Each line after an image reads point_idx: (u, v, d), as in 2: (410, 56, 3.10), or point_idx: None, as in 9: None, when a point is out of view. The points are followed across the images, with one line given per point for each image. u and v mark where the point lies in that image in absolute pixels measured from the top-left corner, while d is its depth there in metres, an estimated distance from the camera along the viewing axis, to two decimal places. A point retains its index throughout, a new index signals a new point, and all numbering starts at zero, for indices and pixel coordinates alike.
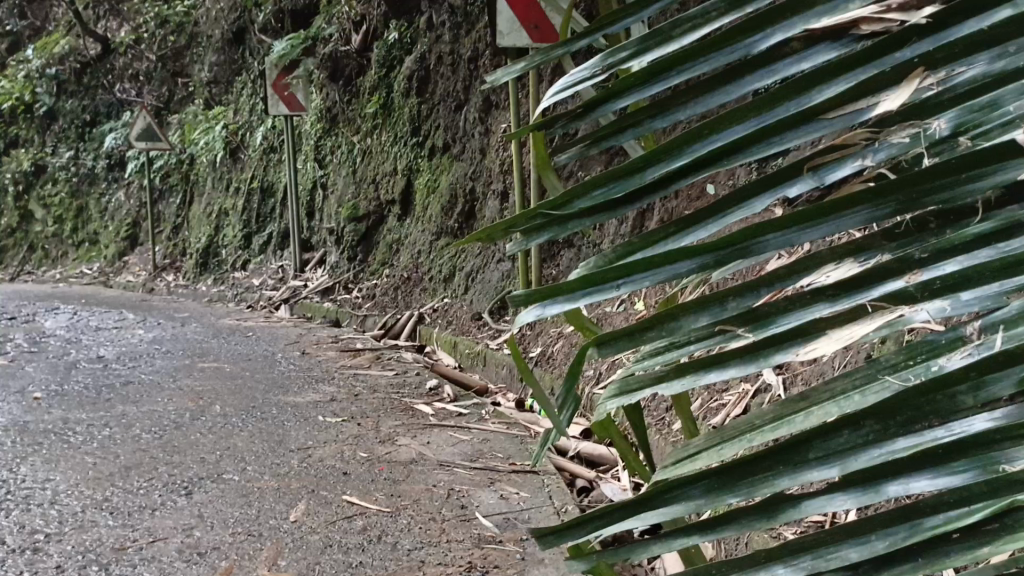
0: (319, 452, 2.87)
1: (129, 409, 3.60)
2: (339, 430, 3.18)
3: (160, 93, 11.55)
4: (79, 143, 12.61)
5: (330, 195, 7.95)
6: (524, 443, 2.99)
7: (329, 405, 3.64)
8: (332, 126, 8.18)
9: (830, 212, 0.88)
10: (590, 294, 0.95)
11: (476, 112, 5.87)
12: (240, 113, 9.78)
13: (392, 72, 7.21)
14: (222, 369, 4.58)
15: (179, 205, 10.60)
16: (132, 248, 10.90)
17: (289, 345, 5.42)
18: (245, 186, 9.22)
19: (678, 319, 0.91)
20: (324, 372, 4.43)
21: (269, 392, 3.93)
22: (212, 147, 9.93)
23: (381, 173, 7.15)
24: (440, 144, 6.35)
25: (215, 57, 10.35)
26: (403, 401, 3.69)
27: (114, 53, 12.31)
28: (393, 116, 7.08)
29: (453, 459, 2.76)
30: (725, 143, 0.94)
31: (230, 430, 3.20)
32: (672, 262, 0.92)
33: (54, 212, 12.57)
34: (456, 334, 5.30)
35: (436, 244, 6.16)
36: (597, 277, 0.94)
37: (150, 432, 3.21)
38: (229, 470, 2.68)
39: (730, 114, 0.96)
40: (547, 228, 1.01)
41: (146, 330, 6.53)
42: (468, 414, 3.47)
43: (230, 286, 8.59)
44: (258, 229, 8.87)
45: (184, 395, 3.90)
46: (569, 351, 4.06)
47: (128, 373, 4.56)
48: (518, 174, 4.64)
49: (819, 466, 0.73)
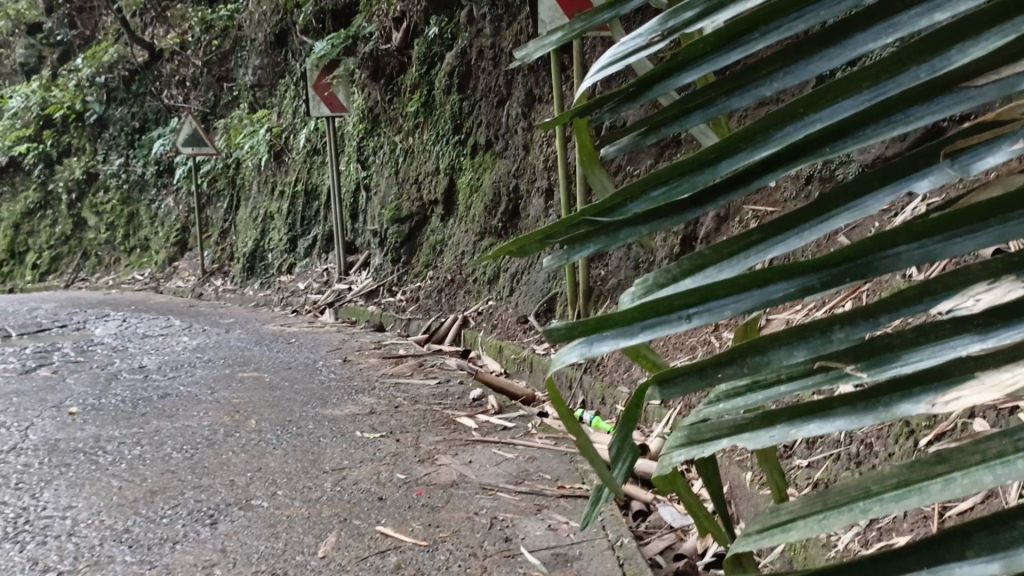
0: (354, 474, 2.68)
1: (163, 426, 3.46)
2: (376, 447, 3.00)
3: (206, 98, 11.57)
4: (129, 150, 12.74)
5: (373, 197, 7.81)
6: (573, 461, 2.76)
7: (368, 419, 3.46)
8: (374, 126, 8.02)
9: (989, 214, 0.65)
10: (651, 329, 0.74)
11: (519, 107, 5.65)
12: (284, 115, 9.70)
13: (433, 69, 7.03)
14: (262, 379, 4.45)
15: (226, 209, 10.59)
16: (182, 254, 10.93)
17: (332, 352, 5.28)
18: (289, 189, 9.14)
19: (768, 352, 0.83)
20: (365, 381, 4.26)
21: (307, 405, 3.76)
22: (256, 151, 9.88)
23: (423, 172, 6.97)
24: (483, 141, 6.15)
25: (259, 60, 10.28)
26: (446, 414, 3.50)
27: (161, 60, 12.39)
28: (435, 113, 6.90)
29: (496, 482, 2.54)
30: (827, 126, 0.76)
31: (264, 448, 3.04)
32: (762, 284, 0.71)
33: (107, 219, 12.71)
34: (503, 338, 5.10)
35: (480, 244, 5.97)
36: (660, 306, 0.74)
37: (181, 451, 3.06)
38: (258, 496, 2.51)
39: (835, 88, 0.77)
40: (592, 239, 0.90)
41: (191, 337, 6.46)
42: (513, 428, 3.25)
43: (276, 291, 8.52)
44: (303, 232, 8.78)
45: (220, 409, 3.75)
46: (620, 357, 3.83)
47: (167, 385, 4.45)
48: (563, 170, 4.43)
49: (972, 563, 0.59)
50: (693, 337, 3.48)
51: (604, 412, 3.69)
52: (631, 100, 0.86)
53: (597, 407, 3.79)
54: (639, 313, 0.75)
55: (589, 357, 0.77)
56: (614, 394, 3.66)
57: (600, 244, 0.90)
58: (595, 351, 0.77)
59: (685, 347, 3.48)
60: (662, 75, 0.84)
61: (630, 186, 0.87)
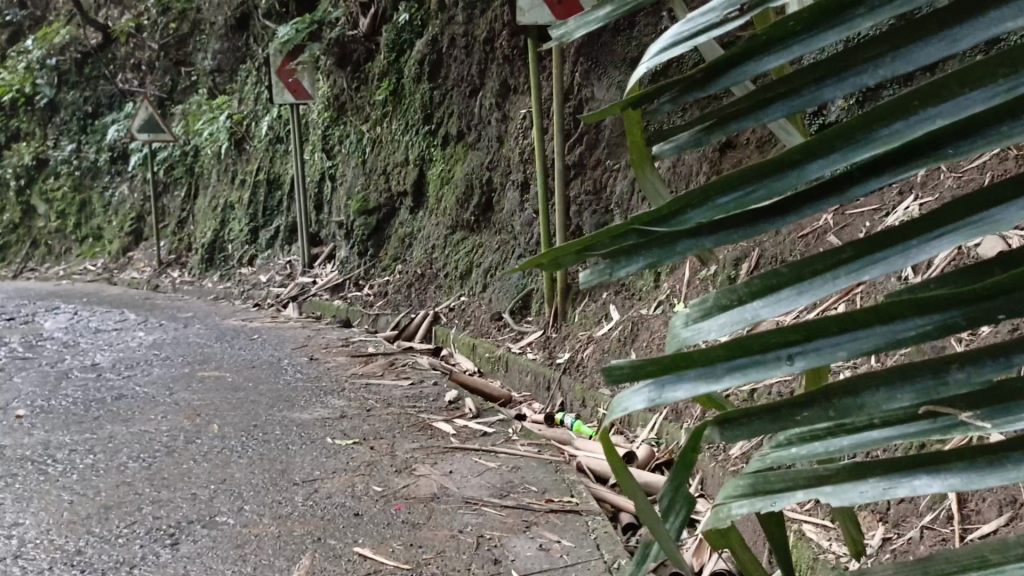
0: (326, 486, 2.51)
1: (118, 431, 3.25)
2: (350, 456, 2.83)
3: (163, 82, 11.18)
4: (81, 136, 12.28)
5: (338, 187, 7.59)
6: (559, 472, 2.63)
7: (338, 423, 3.29)
8: (340, 114, 7.79)
9: None
10: (747, 368, 0.69)
11: (493, 98, 5.50)
12: (245, 102, 9.40)
13: (402, 56, 6.82)
14: (224, 379, 4.24)
15: (184, 199, 10.27)
16: (137, 244, 10.57)
17: (298, 349, 5.08)
18: (251, 179, 8.87)
19: (866, 394, 0.69)
20: (333, 382, 4.08)
21: (273, 408, 3.57)
22: (216, 138, 9.56)
23: (392, 163, 6.78)
24: (454, 132, 5.98)
25: (219, 45, 9.94)
26: (421, 418, 3.34)
27: (116, 43, 11.95)
28: (404, 102, 6.71)
29: (480, 495, 2.39)
30: (942, 126, 0.66)
31: (228, 457, 2.85)
32: (891, 321, 0.66)
33: (58, 207, 12.27)
34: (476, 335, 4.96)
35: (451, 238, 5.81)
36: (752, 341, 0.69)
37: (138, 459, 2.86)
38: (224, 512, 2.33)
39: (949, 82, 0.66)
40: (642, 252, 0.77)
41: (148, 332, 6.19)
42: (493, 433, 3.11)
43: (237, 283, 8.26)
44: (265, 222, 8.52)
45: (180, 412, 3.55)
46: (602, 358, 3.73)
47: (122, 384, 4.21)
48: (541, 164, 4.33)
49: None
50: None
51: (586, 415, 3.56)
52: (698, 87, 0.74)
53: (577, 409, 3.67)
54: (730, 352, 0.69)
55: (659, 403, 0.71)
56: (596, 397, 3.54)
57: (651, 258, 0.77)
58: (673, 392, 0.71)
59: None
60: (738, 59, 0.73)
61: (692, 191, 0.75)
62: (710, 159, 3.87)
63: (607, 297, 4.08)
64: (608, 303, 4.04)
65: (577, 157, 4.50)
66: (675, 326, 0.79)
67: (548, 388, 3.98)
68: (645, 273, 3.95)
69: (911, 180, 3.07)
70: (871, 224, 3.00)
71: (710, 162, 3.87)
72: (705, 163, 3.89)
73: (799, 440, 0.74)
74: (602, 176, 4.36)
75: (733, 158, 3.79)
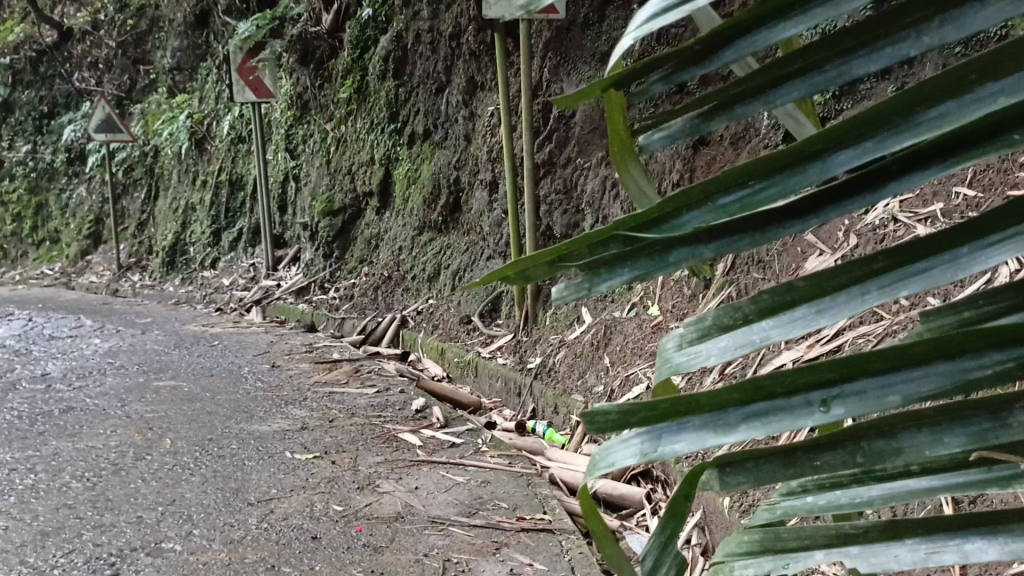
0: (283, 506, 2.36)
1: (62, 448, 3.05)
2: (309, 472, 2.67)
3: (121, 81, 10.86)
4: (36, 136, 11.90)
5: (303, 188, 7.40)
6: (532, 486, 2.50)
7: (299, 436, 3.13)
8: (304, 113, 7.58)
9: None
10: (770, 415, 0.59)
11: (460, 95, 5.36)
12: (206, 101, 9.15)
13: (367, 53, 6.64)
14: (180, 388, 4.04)
15: (144, 200, 9.99)
16: (95, 247, 10.26)
17: (259, 356, 4.89)
18: (212, 179, 8.63)
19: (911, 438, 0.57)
20: (296, 390, 3.91)
21: (229, 419, 3.40)
22: (176, 138, 9.28)
23: (357, 163, 6.61)
24: (420, 130, 5.82)
25: (178, 42, 9.67)
26: (386, 428, 3.19)
27: (72, 40, 11.59)
28: (369, 100, 6.54)
29: (448, 514, 2.25)
30: (997, 111, 0.55)
31: (180, 475, 2.68)
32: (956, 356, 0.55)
33: (13, 209, 11.87)
34: (444, 339, 4.81)
35: (418, 239, 5.66)
36: (778, 379, 0.58)
37: (82, 479, 2.68)
38: (171, 537, 2.17)
39: (1005, 55, 0.55)
40: (632, 259, 0.65)
41: (103, 339, 5.95)
42: (462, 444, 2.98)
43: (199, 287, 8.02)
44: (227, 224, 8.29)
45: (131, 426, 3.35)
46: (574, 363, 3.61)
47: (72, 396, 4.00)
48: (509, 162, 4.20)
49: None
50: (653, 342, 3.26)
51: (558, 422, 3.44)
52: (698, 63, 0.65)
53: (550, 416, 3.54)
54: (742, 396, 0.59)
55: (654, 457, 0.60)
56: (568, 403, 3.42)
57: (639, 269, 0.65)
58: (679, 441, 0.60)
59: (643, 352, 3.26)
60: (747, 28, 0.63)
61: (689, 190, 0.63)
62: (683, 156, 3.78)
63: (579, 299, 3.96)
64: (580, 305, 3.93)
65: (547, 155, 4.38)
66: (666, 348, 0.67)
67: (519, 394, 3.85)
68: None
69: None
70: (849, 222, 2.93)
71: (682, 159, 3.78)
72: (678, 160, 3.79)
73: (818, 487, 0.64)
74: (572, 174, 4.24)
75: (706, 155, 3.70)
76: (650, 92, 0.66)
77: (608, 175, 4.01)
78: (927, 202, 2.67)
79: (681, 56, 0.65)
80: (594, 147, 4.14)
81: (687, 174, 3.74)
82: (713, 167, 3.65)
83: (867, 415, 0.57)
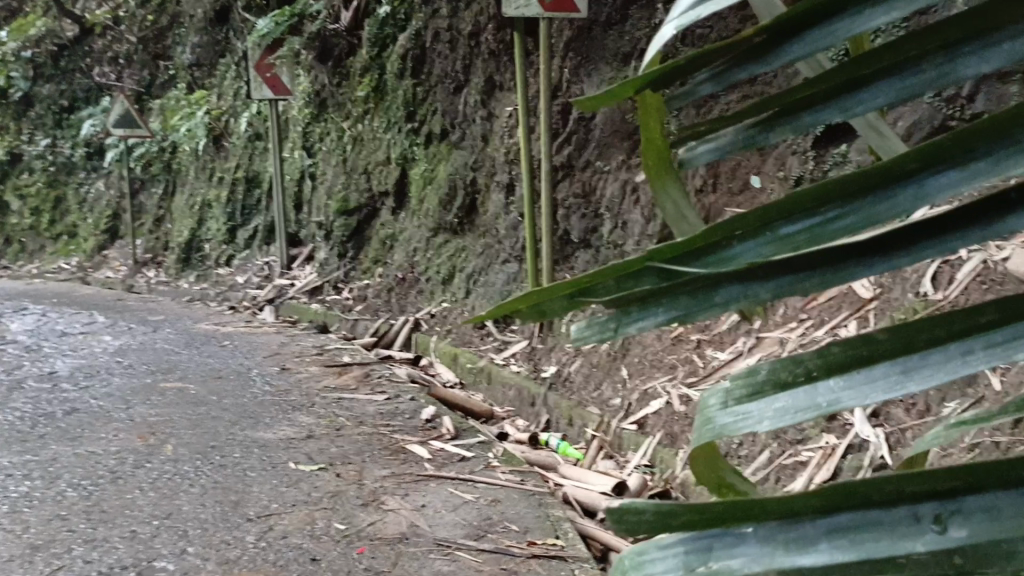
0: (283, 522, 2.26)
1: (60, 453, 2.96)
2: (313, 485, 2.57)
3: (140, 76, 10.82)
4: (56, 130, 11.89)
5: (318, 187, 7.31)
6: (543, 507, 2.37)
7: (304, 445, 3.03)
8: (321, 111, 7.49)
9: None
10: (838, 535, 0.55)
11: (478, 95, 5.25)
12: (223, 97, 9.08)
13: (385, 51, 6.54)
14: (187, 391, 3.95)
15: (160, 196, 9.94)
16: (111, 242, 10.22)
17: (269, 358, 4.79)
18: (229, 176, 8.56)
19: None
20: (304, 396, 3.81)
21: (234, 425, 3.30)
22: (193, 134, 9.22)
23: (373, 162, 6.51)
24: (437, 130, 5.71)
25: (197, 38, 9.62)
26: (395, 439, 3.08)
27: (92, 35, 11.56)
28: (386, 99, 6.44)
29: (454, 535, 2.14)
30: None
31: (178, 486, 2.58)
32: None
33: (31, 203, 11.86)
34: (458, 344, 4.70)
35: (433, 241, 5.56)
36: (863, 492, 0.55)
37: (78, 487, 2.59)
38: (164, 554, 2.07)
39: None
40: (667, 298, 0.55)
41: (114, 337, 5.88)
42: (473, 457, 2.87)
43: (213, 284, 7.95)
44: (242, 221, 8.22)
45: (133, 430, 3.26)
46: (590, 373, 3.49)
47: (76, 397, 3.91)
48: (525, 164, 4.07)
49: None
50: (672, 354, 3.13)
51: (572, 435, 3.32)
52: (758, 59, 0.57)
53: (564, 429, 3.43)
54: (819, 506, 0.56)
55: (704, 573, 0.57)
56: (584, 415, 3.31)
57: (675, 311, 0.55)
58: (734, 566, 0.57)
59: (663, 364, 3.14)
60: (825, 16, 0.56)
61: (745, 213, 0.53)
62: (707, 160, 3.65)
63: None
64: None
65: (566, 157, 4.26)
66: (708, 406, 0.55)
67: (533, 404, 3.73)
68: None
69: None
70: None
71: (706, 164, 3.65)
72: None
73: None
74: (591, 178, 4.12)
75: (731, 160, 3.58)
76: (699, 92, 0.59)
77: (628, 179, 3.90)
78: None
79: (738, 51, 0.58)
80: (615, 150, 4.02)
81: (711, 179, 3.61)
82: (738, 173, 3.53)
83: (993, 537, 0.51)
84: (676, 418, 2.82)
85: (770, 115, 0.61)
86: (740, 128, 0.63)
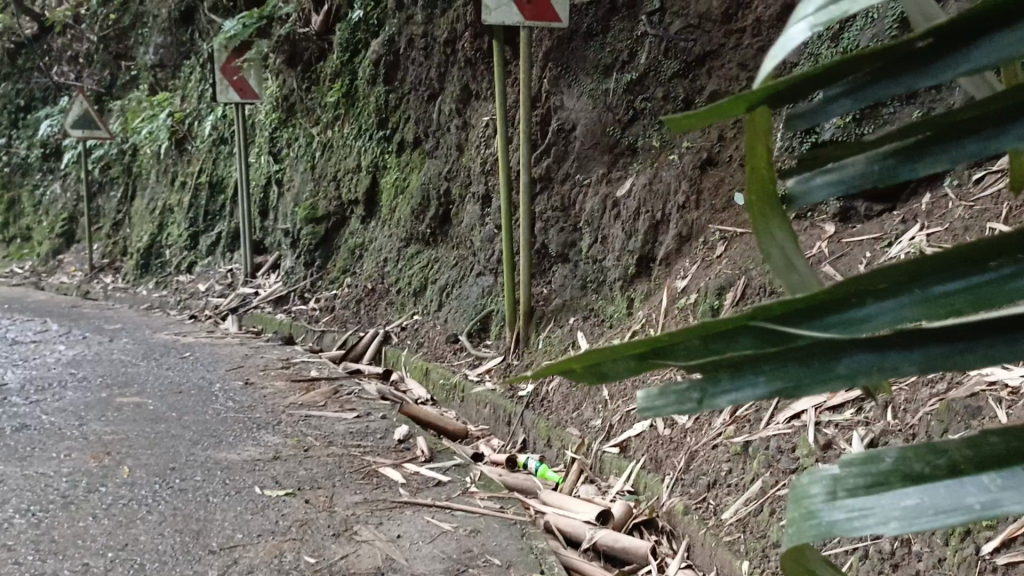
0: (249, 554, 2.12)
1: (7, 475, 2.77)
2: (280, 512, 2.42)
3: (101, 77, 10.52)
4: (11, 130, 11.51)
5: (285, 193, 7.13)
6: (526, 538, 2.26)
7: (270, 468, 2.87)
8: (289, 116, 7.32)
9: None
10: None
11: (453, 104, 5.14)
12: (188, 100, 8.85)
13: (357, 57, 6.40)
14: (145, 407, 3.76)
15: (120, 199, 9.64)
16: (68, 246, 9.89)
17: (233, 371, 4.62)
18: (192, 180, 8.33)
19: None
20: (270, 413, 3.65)
21: (195, 445, 3.13)
22: (155, 137, 8.96)
23: (343, 169, 6.36)
24: (410, 138, 5.59)
25: (162, 39, 9.37)
26: (366, 462, 2.94)
27: (51, 33, 11.23)
28: (357, 105, 6.30)
29: (433, 570, 2.02)
30: None
31: (135, 513, 2.42)
32: None
33: None
34: (429, 358, 4.56)
35: (405, 251, 5.43)
36: None
37: (26, 514, 2.41)
38: None
39: None
40: (772, 364, 0.47)
41: (68, 346, 5.64)
42: (450, 482, 2.75)
43: (173, 291, 7.70)
44: (206, 227, 8.00)
45: (87, 449, 3.07)
46: (568, 392, 3.39)
47: (27, 412, 3.70)
48: (503, 175, 3.97)
49: None
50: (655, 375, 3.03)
51: (551, 457, 3.21)
52: (902, 73, 0.52)
53: (542, 449, 3.32)
54: None
55: None
56: (563, 437, 3.19)
57: (785, 385, 0.47)
58: None
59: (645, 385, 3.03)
60: (978, 35, 0.50)
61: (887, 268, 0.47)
62: (689, 175, 3.52)
63: (574, 323, 3.75)
64: (576, 329, 3.71)
65: (544, 170, 4.16)
66: (809, 495, 0.46)
67: (508, 423, 3.60)
68: (616, 298, 3.63)
69: (910, 206, 2.84)
70: (870, 256, 2.74)
71: (688, 179, 3.52)
72: (683, 180, 3.53)
73: None
74: (570, 191, 4.03)
75: (714, 176, 3.45)
76: (830, 109, 0.54)
77: (609, 194, 3.82)
78: (958, 237, 2.53)
79: (886, 60, 0.52)
80: (595, 163, 3.95)
81: (694, 196, 3.49)
82: (722, 189, 3.42)
83: None
84: (661, 442, 2.72)
85: (921, 143, 0.53)
86: (876, 155, 0.54)
